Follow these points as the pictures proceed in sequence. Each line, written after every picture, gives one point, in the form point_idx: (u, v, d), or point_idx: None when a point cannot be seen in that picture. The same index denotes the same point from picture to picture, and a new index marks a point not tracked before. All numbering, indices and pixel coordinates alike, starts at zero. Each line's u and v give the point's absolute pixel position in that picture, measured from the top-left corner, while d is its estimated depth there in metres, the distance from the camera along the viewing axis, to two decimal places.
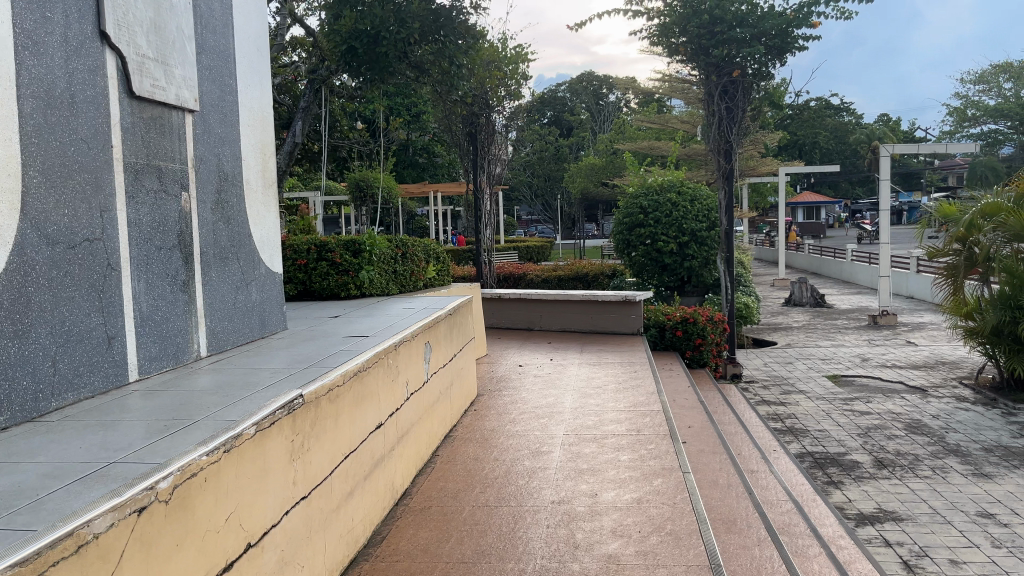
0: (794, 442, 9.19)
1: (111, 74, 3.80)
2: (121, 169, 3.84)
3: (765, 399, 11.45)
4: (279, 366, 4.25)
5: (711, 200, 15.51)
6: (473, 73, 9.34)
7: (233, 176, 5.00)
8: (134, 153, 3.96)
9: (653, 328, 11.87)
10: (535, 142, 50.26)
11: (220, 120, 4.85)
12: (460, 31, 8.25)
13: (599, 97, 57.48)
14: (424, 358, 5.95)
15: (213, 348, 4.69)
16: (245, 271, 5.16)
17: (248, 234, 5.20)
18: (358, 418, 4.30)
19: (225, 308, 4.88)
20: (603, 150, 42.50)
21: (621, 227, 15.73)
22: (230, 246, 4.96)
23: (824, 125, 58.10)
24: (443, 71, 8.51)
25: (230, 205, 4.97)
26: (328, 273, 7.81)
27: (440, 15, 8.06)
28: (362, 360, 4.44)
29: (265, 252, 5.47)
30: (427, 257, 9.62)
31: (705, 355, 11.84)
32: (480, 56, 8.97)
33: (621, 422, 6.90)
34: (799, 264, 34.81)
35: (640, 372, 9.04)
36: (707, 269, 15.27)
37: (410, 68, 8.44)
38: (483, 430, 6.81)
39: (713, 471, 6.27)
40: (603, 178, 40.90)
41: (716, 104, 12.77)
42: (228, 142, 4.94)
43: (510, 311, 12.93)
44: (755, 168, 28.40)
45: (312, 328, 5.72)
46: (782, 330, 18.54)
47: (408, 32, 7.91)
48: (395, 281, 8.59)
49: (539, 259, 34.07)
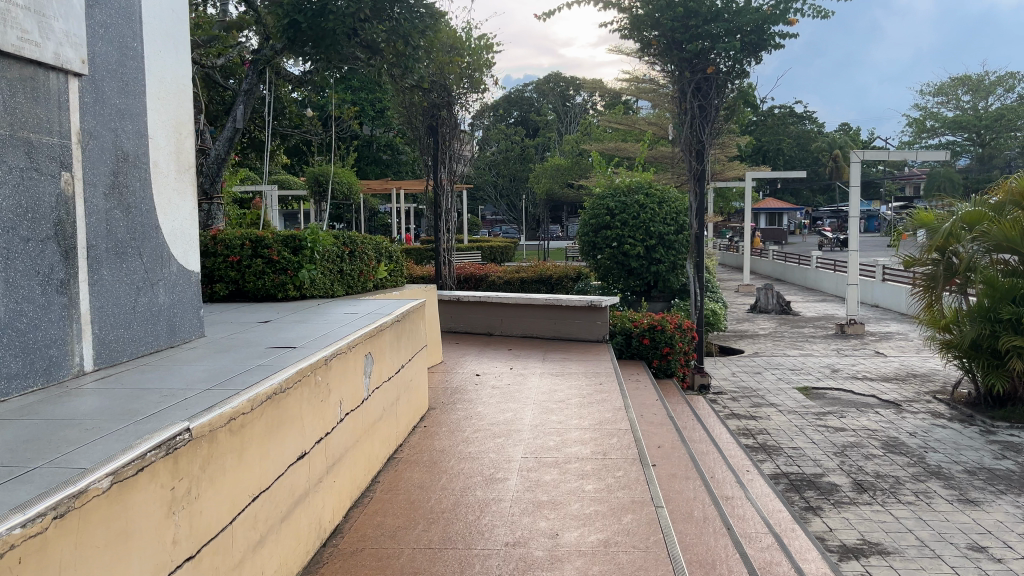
0: (768, 462, 8.60)
1: None
2: None
3: (734, 412, 10.88)
4: (175, 387, 3.49)
5: (680, 202, 14.96)
6: (429, 55, 8.45)
7: (136, 155, 4.22)
8: None
9: (619, 336, 11.25)
10: (500, 142, 49.60)
11: (119, 89, 4.08)
12: (417, 10, 7.53)
13: (566, 97, 56.98)
14: (365, 372, 5.22)
15: (102, 361, 3.90)
16: (151, 269, 4.39)
17: (156, 226, 4.42)
18: (271, 450, 3.56)
19: (122, 313, 4.09)
20: (569, 151, 41.96)
21: (587, 229, 15.10)
22: (130, 240, 4.17)
23: (789, 132, 58.24)
24: (397, 52, 7.77)
25: (133, 191, 4.19)
26: (263, 272, 7.03)
27: None
28: (281, 379, 3.71)
29: (179, 248, 4.68)
30: (378, 256, 8.85)
31: (673, 365, 11.26)
32: (439, 37, 8.23)
33: (586, 443, 6.23)
34: (763, 270, 34.57)
35: (605, 385, 8.38)
36: (675, 274, 14.72)
37: (361, 48, 7.67)
38: (432, 451, 6.10)
39: (688, 502, 5.62)
40: (569, 179, 40.35)
41: (689, 101, 12.26)
42: (130, 116, 4.16)
43: (469, 316, 12.20)
44: (722, 172, 28.05)
45: (234, 338, 4.95)
46: (749, 338, 18.10)
47: (358, 7, 7.14)
48: (340, 281, 7.83)
49: (501, 259, 33.36)
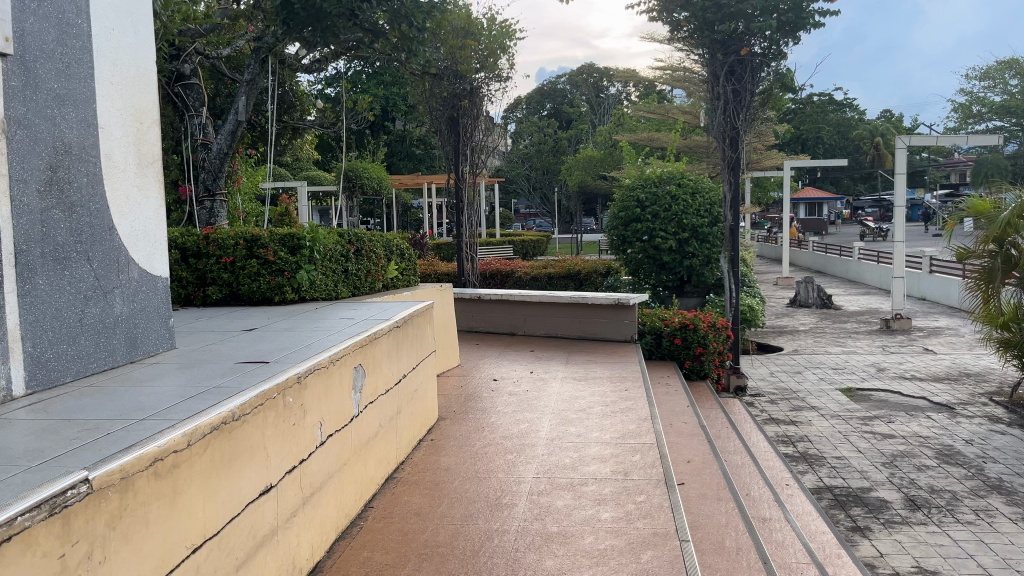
0: (809, 474, 7.91)
1: None
2: None
3: (773, 417, 10.18)
4: (106, 416, 2.97)
5: (714, 192, 14.21)
6: (438, 38, 7.87)
7: (81, 147, 3.72)
8: None
9: (648, 335, 10.60)
10: (533, 134, 48.98)
11: (57, 71, 3.57)
12: None
13: (599, 88, 56.05)
14: (355, 387, 4.69)
15: (38, 384, 3.40)
16: (105, 275, 3.88)
17: (110, 227, 3.92)
18: (221, 490, 3.03)
19: (66, 327, 3.59)
20: (603, 142, 41.15)
21: (617, 221, 14.46)
22: (76, 244, 3.67)
23: (828, 119, 56.67)
24: (402, 35, 7.19)
25: (78, 188, 3.69)
26: (259, 274, 6.55)
27: None
28: (234, 406, 3.18)
29: (142, 251, 4.19)
30: (388, 254, 8.33)
31: (707, 366, 10.57)
32: (447, 17, 7.64)
33: (606, 461, 5.63)
34: (803, 262, 33.50)
35: (631, 391, 7.76)
36: (709, 268, 14.00)
37: (363, 30, 7.10)
38: (436, 470, 5.55)
39: (718, 530, 5.00)
40: (602, 170, 39.61)
41: (721, 86, 11.54)
42: (71, 102, 3.66)
43: (492, 315, 11.64)
44: (760, 161, 27.10)
45: (207, 350, 4.44)
46: (789, 333, 17.30)
47: None
48: (344, 281, 7.31)
49: (533, 252, 32.73)
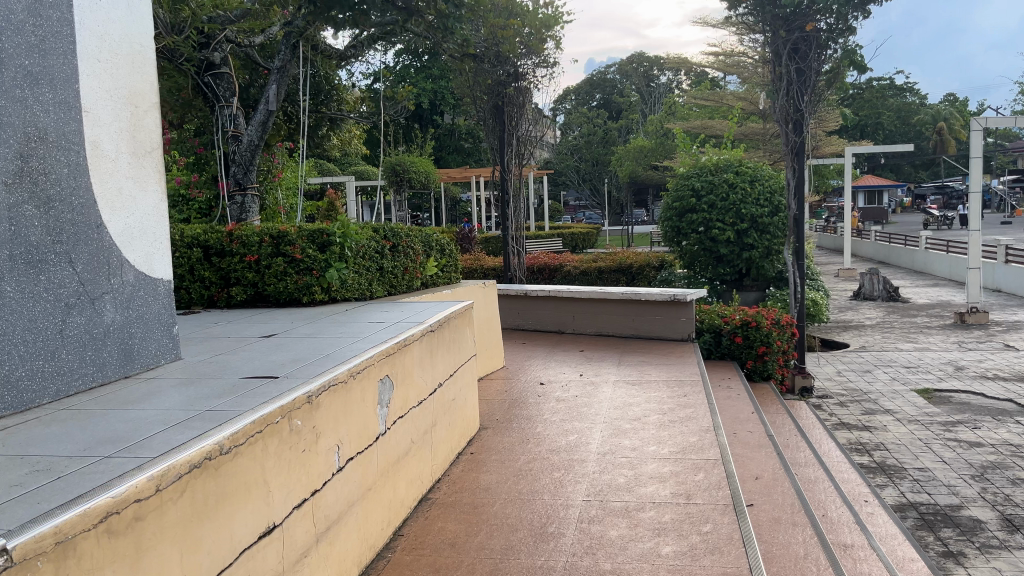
0: (890, 488, 7.16)
1: None
2: None
3: (844, 421, 9.41)
4: (67, 451, 2.48)
5: (775, 180, 13.39)
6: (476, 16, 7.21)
7: (60, 133, 3.25)
8: None
9: (707, 334, 9.92)
10: (582, 125, 48.22)
11: (29, 46, 3.10)
12: None
13: (649, 77, 54.85)
14: (381, 401, 4.16)
15: (7, 407, 2.95)
16: (93, 279, 3.42)
17: (98, 224, 3.46)
18: (207, 539, 2.52)
19: (44, 340, 3.13)
20: (654, 131, 40.17)
21: (671, 212, 13.77)
22: (54, 244, 3.21)
23: (890, 104, 54.56)
24: (439, 12, 6.62)
25: (57, 180, 3.23)
26: (285, 273, 6.08)
27: None
28: (223, 436, 2.66)
29: (138, 251, 3.72)
30: (427, 250, 7.82)
31: (770, 366, 9.82)
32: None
33: (665, 480, 5.02)
34: (866, 252, 32.12)
35: (690, 396, 7.11)
36: (769, 260, 13.20)
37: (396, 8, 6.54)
38: (475, 490, 5.01)
39: (796, 564, 4.34)
40: (654, 160, 38.68)
41: (784, 66, 10.80)
42: (48, 81, 3.19)
43: (539, 312, 11.07)
44: (820, 148, 25.95)
45: (215, 362, 3.96)
46: (855, 328, 16.35)
47: None
48: (378, 279, 6.81)
49: (583, 245, 32.08)
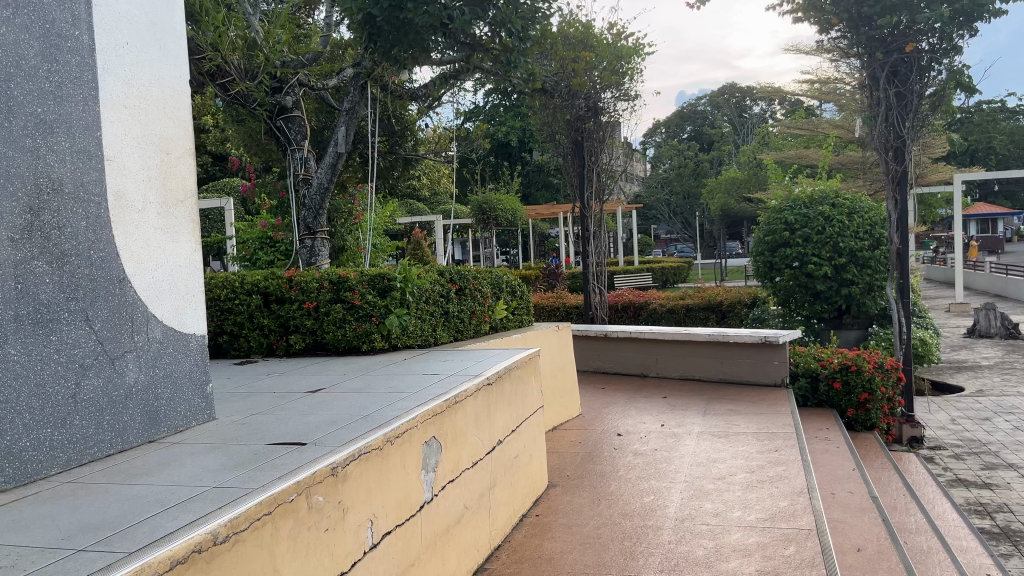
0: (1017, 560, 6.30)
1: None
2: None
3: (961, 477, 8.48)
4: (41, 542, 2.20)
5: (875, 212, 12.54)
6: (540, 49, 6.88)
7: (77, 183, 3.06)
8: None
9: (802, 379, 9.23)
10: (672, 159, 47.47)
11: (42, 93, 2.93)
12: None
13: (741, 109, 53.68)
14: (426, 466, 3.80)
15: (7, 480, 2.71)
16: (113, 338, 3.20)
17: (120, 279, 3.25)
18: None
19: (54, 405, 2.91)
20: (746, 163, 39.10)
21: (762, 247, 13.05)
22: (67, 301, 3.01)
23: (1002, 128, 51.61)
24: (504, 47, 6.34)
25: (73, 234, 3.03)
26: (344, 320, 5.85)
27: None
28: (219, 523, 2.34)
29: (167, 305, 3.50)
30: (496, 293, 7.49)
31: (874, 415, 8.93)
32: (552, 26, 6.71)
33: (750, 555, 4.45)
34: (980, 285, 30.07)
35: (782, 452, 6.47)
36: (872, 297, 12.31)
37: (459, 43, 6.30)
38: (537, 560, 4.56)
39: None
40: (746, 192, 37.56)
41: (882, 90, 10.02)
42: (64, 128, 3.02)
43: (621, 354, 10.55)
44: (926, 176, 24.53)
45: (248, 423, 3.69)
46: (970, 370, 15.08)
47: None
48: (442, 324, 6.50)
49: (673, 280, 31.26)
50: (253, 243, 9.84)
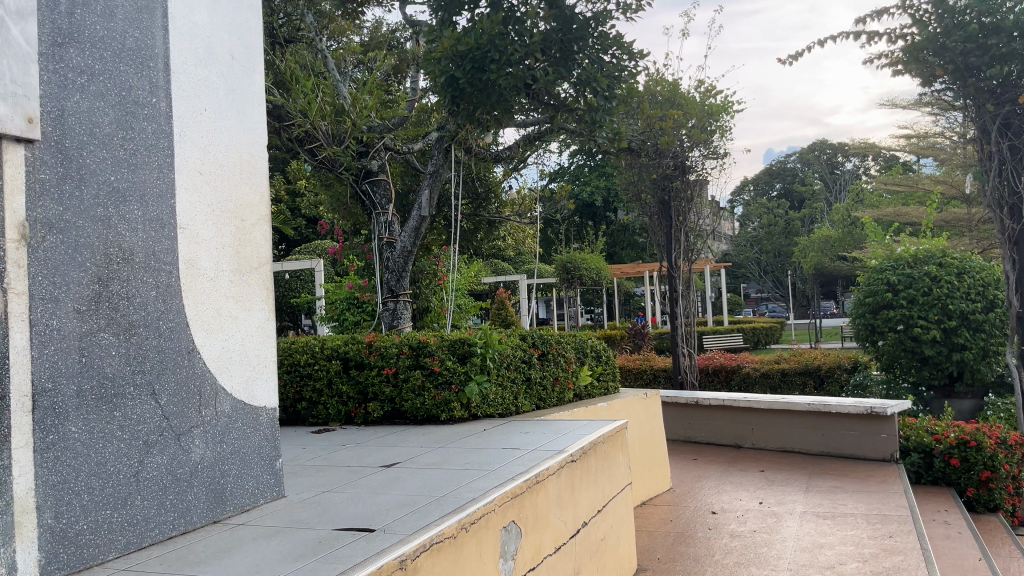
0: None
1: None
2: None
3: None
4: None
5: (988, 273, 11.71)
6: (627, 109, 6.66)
7: (148, 253, 2.97)
8: None
9: (915, 454, 8.47)
10: (761, 217, 46.43)
11: (116, 161, 2.87)
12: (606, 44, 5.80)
13: (832, 165, 52.25)
14: (504, 554, 3.49)
15: (61, 567, 2.56)
16: (180, 411, 3.07)
17: (189, 350, 3.13)
18: None
19: (114, 485, 2.76)
20: (840, 220, 37.81)
21: (863, 308, 12.31)
22: (134, 374, 2.89)
23: None
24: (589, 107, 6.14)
25: (141, 303, 2.94)
26: (423, 387, 5.66)
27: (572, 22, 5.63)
28: None
29: (236, 377, 3.37)
30: (580, 358, 7.19)
31: (998, 496, 7.97)
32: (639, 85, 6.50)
33: None
34: None
35: (897, 539, 5.85)
36: (988, 363, 11.34)
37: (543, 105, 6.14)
38: None
39: None
40: (841, 250, 36.23)
41: (994, 143, 9.39)
42: (138, 196, 2.95)
43: (713, 423, 10.01)
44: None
45: (316, 502, 3.48)
46: None
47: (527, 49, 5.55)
48: (524, 392, 6.23)
49: (765, 342, 30.16)
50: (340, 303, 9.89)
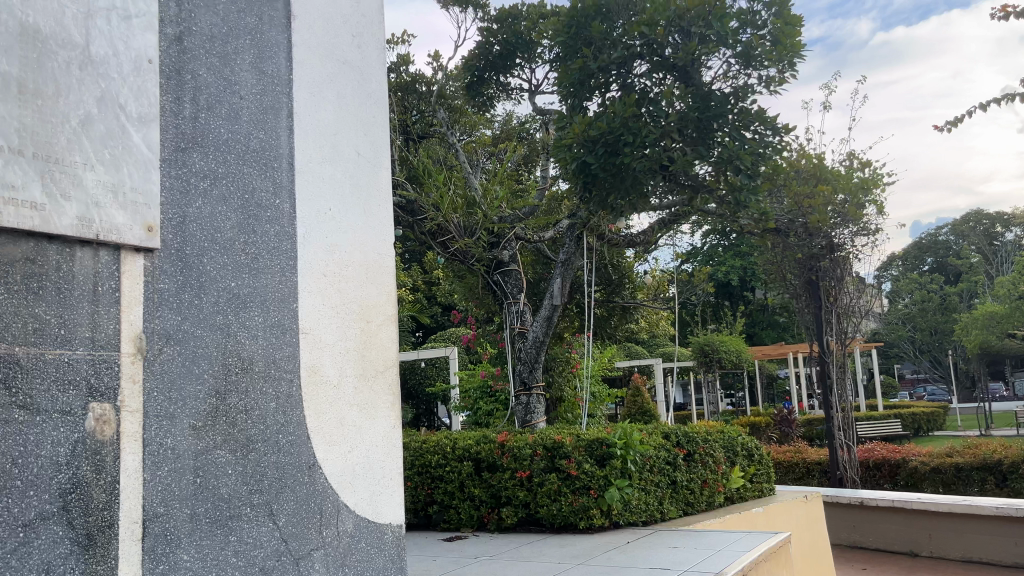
0: None
1: None
2: None
3: None
4: None
5: None
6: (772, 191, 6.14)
7: (268, 361, 2.81)
8: None
9: None
10: (914, 293, 43.48)
11: (237, 266, 2.75)
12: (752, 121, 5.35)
13: (993, 235, 48.54)
14: None
15: None
16: (299, 533, 2.83)
17: (309, 465, 2.91)
18: None
19: None
20: (1006, 295, 34.76)
21: None
22: (251, 494, 2.67)
23: None
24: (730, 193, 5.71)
25: (261, 416, 2.75)
26: (559, 492, 5.25)
27: (709, 101, 5.31)
28: None
29: (360, 492, 3.11)
30: (729, 456, 6.57)
31: None
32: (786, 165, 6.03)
33: None
34: None
35: None
36: None
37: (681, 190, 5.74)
38: None
39: None
40: (1009, 327, 33.14)
41: None
42: (259, 302, 2.81)
43: (882, 527, 8.95)
44: None
45: None
46: None
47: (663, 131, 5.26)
48: (669, 496, 5.69)
49: (928, 428, 27.63)
50: (474, 392, 9.77)
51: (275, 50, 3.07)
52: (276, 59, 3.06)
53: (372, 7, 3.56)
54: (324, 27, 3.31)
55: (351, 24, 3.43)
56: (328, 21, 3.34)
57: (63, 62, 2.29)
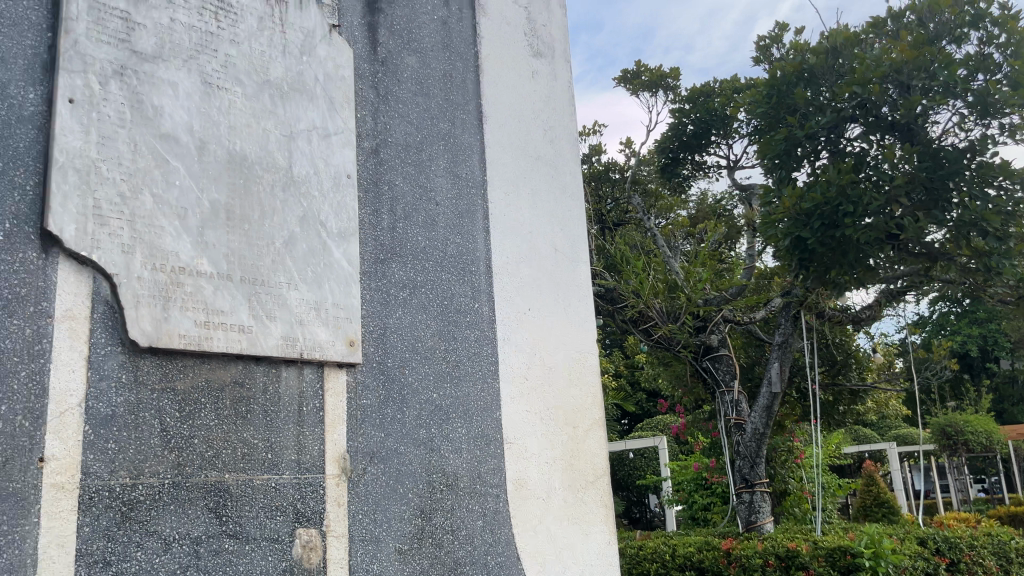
0: None
1: (111, 311, 1.96)
2: (118, 503, 1.87)
3: None
4: None
5: None
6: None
7: (473, 476, 2.64)
8: (163, 462, 1.96)
9: None
10: None
11: (439, 376, 2.64)
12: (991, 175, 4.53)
13: None
14: None
15: None
16: None
17: None
18: None
19: None
20: None
21: None
22: None
23: None
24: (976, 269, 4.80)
25: (468, 536, 2.58)
26: None
27: (940, 159, 4.62)
28: None
29: None
30: (1004, 565, 5.56)
31: None
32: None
33: None
34: None
35: None
36: None
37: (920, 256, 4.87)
38: None
39: None
40: None
41: None
42: (461, 412, 2.68)
43: None
44: None
45: None
46: None
47: (886, 196, 4.66)
48: None
49: None
50: (687, 485, 9.03)
51: (469, 153, 3.03)
52: (469, 162, 3.02)
53: (563, 99, 3.47)
54: (515, 124, 3.25)
55: (542, 119, 3.35)
56: (520, 118, 3.27)
57: (268, 185, 2.34)
